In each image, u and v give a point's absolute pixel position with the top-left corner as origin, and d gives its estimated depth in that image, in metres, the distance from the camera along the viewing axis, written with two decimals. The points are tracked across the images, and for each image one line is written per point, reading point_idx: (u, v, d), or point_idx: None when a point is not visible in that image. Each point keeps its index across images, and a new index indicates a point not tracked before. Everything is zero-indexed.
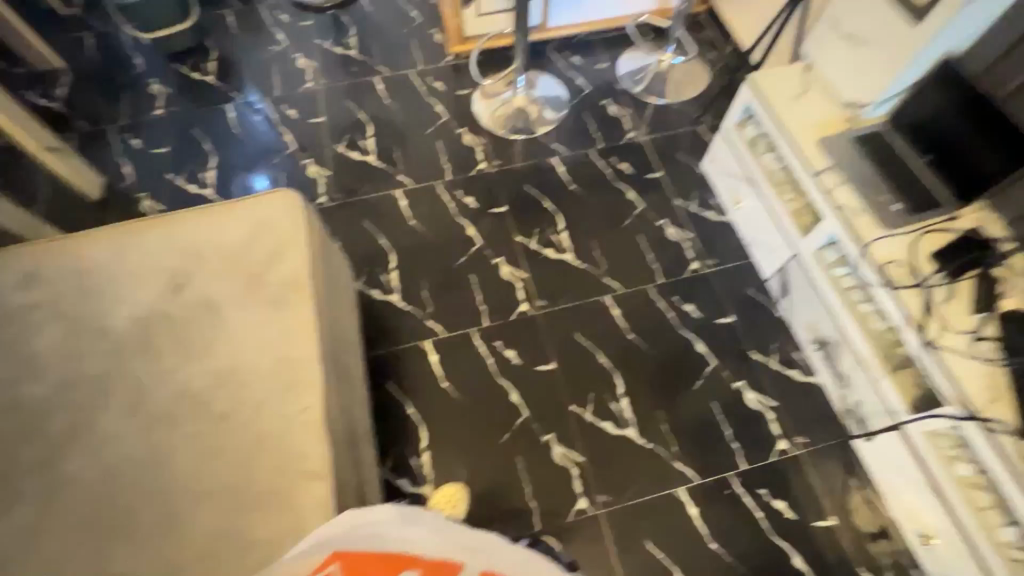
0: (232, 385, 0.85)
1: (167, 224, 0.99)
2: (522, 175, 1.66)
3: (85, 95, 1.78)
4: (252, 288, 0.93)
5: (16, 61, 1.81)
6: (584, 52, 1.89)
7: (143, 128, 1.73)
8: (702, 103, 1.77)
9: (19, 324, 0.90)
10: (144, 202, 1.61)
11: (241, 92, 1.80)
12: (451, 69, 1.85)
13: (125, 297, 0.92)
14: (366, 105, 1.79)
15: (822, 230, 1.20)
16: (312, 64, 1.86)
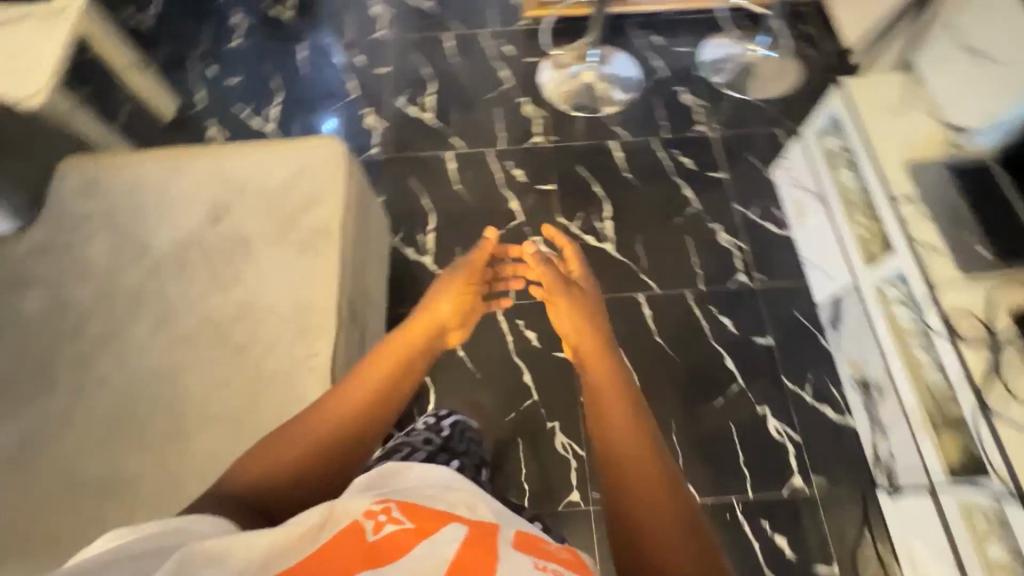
0: (251, 319, 0.89)
1: (217, 155, 1.02)
2: (577, 154, 1.59)
3: (173, 18, 1.85)
4: (285, 228, 0.95)
5: None
6: (666, 31, 1.77)
7: (220, 57, 1.79)
8: (786, 104, 1.63)
9: (74, 230, 0.96)
10: (211, 129, 1.67)
11: (315, 32, 1.82)
12: (523, 34, 1.79)
13: (171, 219, 0.96)
14: (432, 61, 1.76)
15: (890, 264, 1.09)
16: (387, 13, 1.84)
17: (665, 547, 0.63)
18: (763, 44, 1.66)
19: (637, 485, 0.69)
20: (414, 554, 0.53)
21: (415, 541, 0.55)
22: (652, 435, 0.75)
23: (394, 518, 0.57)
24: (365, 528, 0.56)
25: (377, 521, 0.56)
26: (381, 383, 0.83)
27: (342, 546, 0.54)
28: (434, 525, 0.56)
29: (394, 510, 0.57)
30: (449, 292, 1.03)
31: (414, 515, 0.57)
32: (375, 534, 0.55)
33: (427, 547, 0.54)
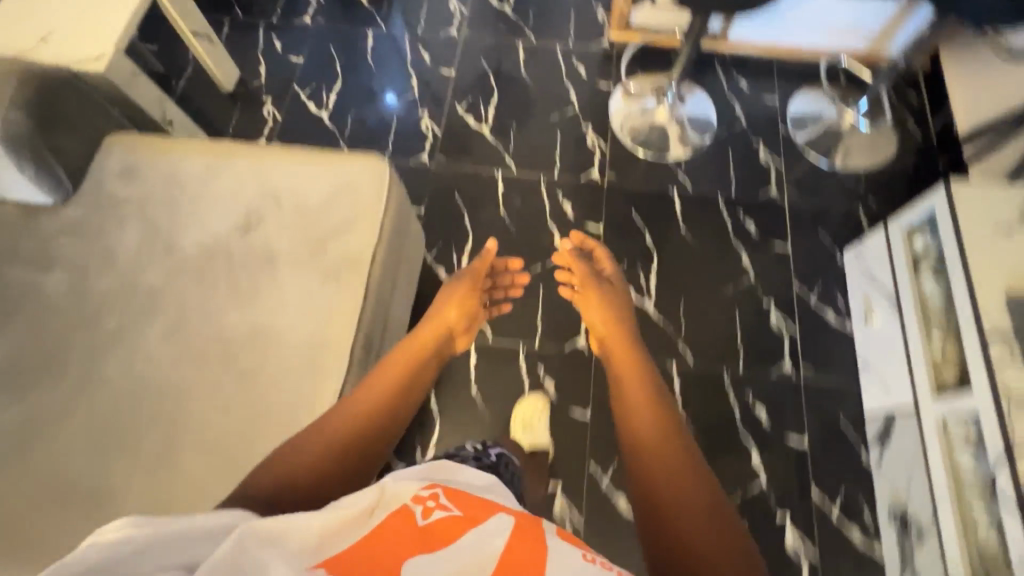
0: (264, 344, 0.85)
1: (260, 159, 0.98)
2: (633, 197, 1.49)
3: None
4: (313, 252, 0.90)
5: None
6: (755, 77, 1.62)
7: (288, 31, 1.75)
8: (874, 181, 1.47)
9: (108, 215, 0.94)
10: (267, 107, 1.64)
11: (387, 20, 1.76)
12: (601, 56, 1.68)
13: (203, 221, 0.93)
14: (501, 70, 1.67)
15: (964, 402, 0.97)
16: (463, 10, 1.76)
17: (688, 529, 0.66)
18: (861, 111, 1.51)
19: (657, 466, 0.73)
20: (466, 538, 0.53)
21: (466, 525, 0.54)
22: (676, 427, 0.79)
23: (442, 505, 0.57)
24: (414, 514, 0.55)
25: (425, 507, 0.56)
26: (399, 376, 0.84)
27: (395, 530, 0.53)
28: (482, 512, 0.57)
29: (441, 496, 0.58)
30: (455, 298, 1.08)
31: (462, 502, 0.58)
32: (424, 520, 0.55)
33: (477, 530, 0.53)
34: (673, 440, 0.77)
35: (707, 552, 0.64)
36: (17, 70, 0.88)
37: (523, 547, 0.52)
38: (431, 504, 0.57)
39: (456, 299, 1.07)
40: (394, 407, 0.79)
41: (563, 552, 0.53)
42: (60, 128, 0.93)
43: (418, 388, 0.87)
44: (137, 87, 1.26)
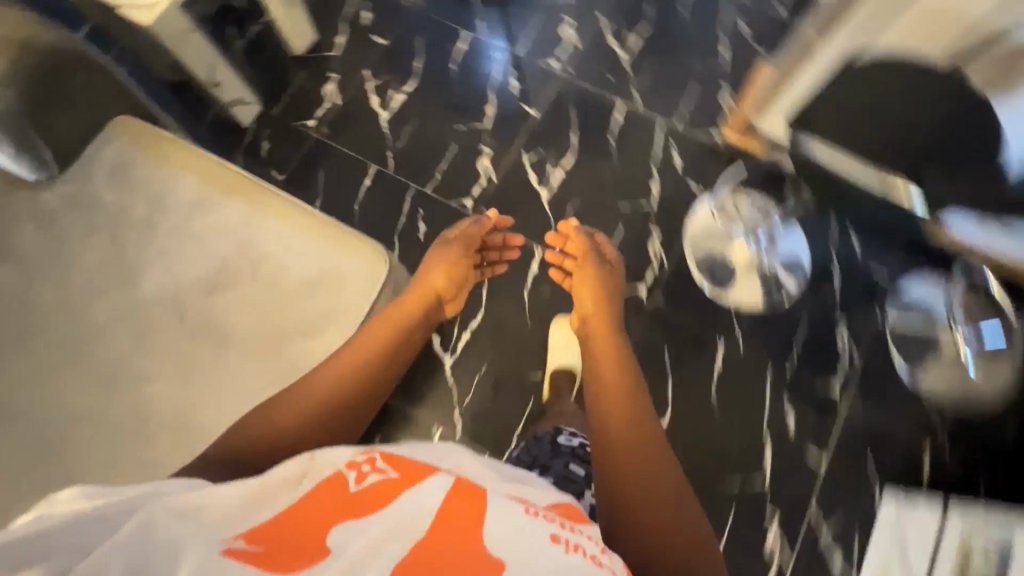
0: (180, 435, 0.77)
1: (253, 205, 0.85)
2: (671, 333, 1.30)
3: None
4: (267, 349, 0.80)
5: None
6: (876, 236, 1.33)
7: (382, 3, 1.56)
8: (956, 422, 1.22)
9: (80, 219, 0.85)
10: (329, 85, 1.49)
11: (489, 26, 1.55)
12: (705, 151, 1.43)
13: (168, 262, 0.82)
14: (588, 129, 1.46)
15: None
16: (574, 42, 1.52)
17: (648, 519, 0.70)
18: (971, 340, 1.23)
19: (628, 458, 0.75)
20: (400, 501, 0.55)
21: (400, 488, 0.56)
22: (648, 418, 0.81)
23: (377, 468, 0.59)
24: (348, 478, 0.57)
25: (359, 471, 0.58)
26: (385, 337, 0.79)
27: (328, 494, 0.56)
28: (420, 478, 0.58)
29: (379, 460, 0.59)
30: (444, 261, 0.98)
31: (398, 466, 0.59)
32: (354, 485, 0.57)
33: (412, 498, 0.55)
34: (638, 431, 0.79)
35: (665, 543, 0.68)
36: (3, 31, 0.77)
37: (456, 513, 0.55)
38: (365, 468, 0.59)
39: (445, 262, 0.97)
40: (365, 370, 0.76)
41: (510, 520, 0.55)
42: (56, 104, 0.82)
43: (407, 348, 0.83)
44: (187, 45, 1.14)
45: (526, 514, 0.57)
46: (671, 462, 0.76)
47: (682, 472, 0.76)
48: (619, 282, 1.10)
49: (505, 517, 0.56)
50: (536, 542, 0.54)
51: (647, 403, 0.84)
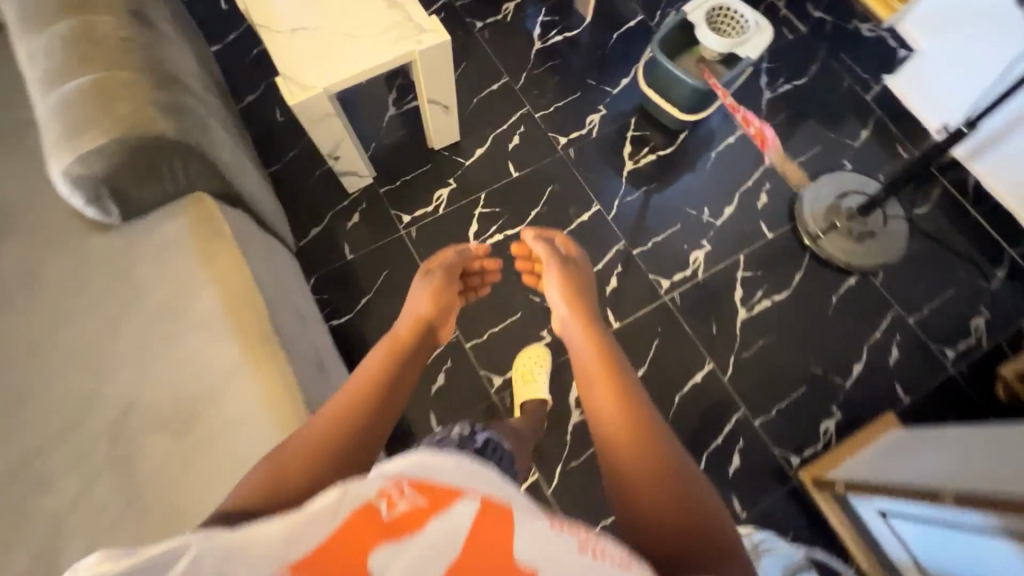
0: (39, 560, 0.70)
1: (251, 356, 0.81)
2: None
3: (556, 67, 1.61)
4: (157, 521, 0.72)
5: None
6: None
7: (536, 138, 1.51)
8: None
9: (107, 280, 0.84)
10: (442, 191, 1.45)
11: (623, 211, 1.44)
12: (767, 470, 1.23)
13: (147, 370, 0.79)
14: (660, 373, 1.31)
15: None
16: (699, 274, 1.38)
17: (649, 506, 0.57)
18: None
19: (656, 502, 0.57)
20: (432, 533, 0.36)
21: (436, 516, 0.37)
22: (621, 380, 0.71)
23: (405, 490, 0.39)
24: (376, 504, 0.38)
25: (388, 495, 0.39)
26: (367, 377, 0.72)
27: (357, 528, 0.37)
28: (457, 496, 0.39)
29: (406, 481, 0.40)
30: (434, 286, 0.98)
31: (425, 484, 0.39)
32: (385, 512, 0.38)
33: (446, 524, 0.37)
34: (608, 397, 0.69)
35: (690, 537, 0.54)
36: (128, 106, 0.77)
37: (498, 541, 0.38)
38: (392, 488, 0.39)
39: (433, 287, 0.97)
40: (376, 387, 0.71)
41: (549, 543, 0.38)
42: (143, 178, 0.82)
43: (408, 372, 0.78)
44: (323, 125, 1.14)
45: (562, 534, 0.39)
46: (655, 422, 0.65)
47: (682, 446, 0.63)
48: (588, 276, 1.00)
49: (544, 539, 0.38)
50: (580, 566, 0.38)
51: (617, 364, 0.74)
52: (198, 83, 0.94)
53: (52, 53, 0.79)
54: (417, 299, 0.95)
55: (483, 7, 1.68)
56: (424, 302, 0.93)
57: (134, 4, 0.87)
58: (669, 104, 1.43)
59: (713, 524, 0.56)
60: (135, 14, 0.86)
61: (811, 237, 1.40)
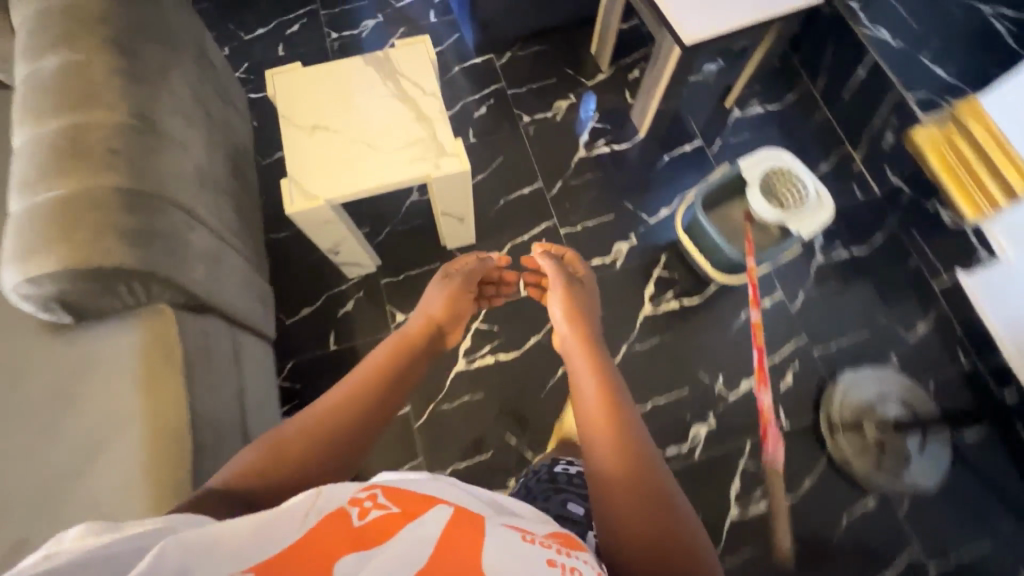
0: None
1: (158, 510, 0.74)
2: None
3: (595, 180, 1.51)
4: None
5: (624, 103, 1.60)
6: None
7: None
8: None
9: (46, 385, 0.81)
10: None
11: (630, 360, 1.32)
12: None
13: (53, 500, 0.75)
14: None
15: None
16: (695, 452, 1.24)
17: (625, 518, 0.58)
18: None
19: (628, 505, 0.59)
20: (397, 536, 0.41)
21: (404, 523, 0.42)
22: (612, 397, 0.71)
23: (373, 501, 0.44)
24: (350, 511, 0.42)
25: (358, 504, 0.44)
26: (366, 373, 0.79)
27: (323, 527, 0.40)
28: (427, 507, 0.44)
29: (377, 492, 0.45)
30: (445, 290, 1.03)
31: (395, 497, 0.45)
32: (357, 518, 0.42)
33: (416, 530, 0.42)
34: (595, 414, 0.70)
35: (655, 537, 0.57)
36: (94, 229, 0.73)
37: (465, 541, 0.42)
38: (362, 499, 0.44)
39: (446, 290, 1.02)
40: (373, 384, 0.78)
41: (507, 546, 0.43)
42: (98, 296, 0.78)
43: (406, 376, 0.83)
44: (323, 227, 1.09)
45: (522, 541, 0.45)
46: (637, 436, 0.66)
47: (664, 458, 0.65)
48: (592, 300, 0.99)
49: (502, 544, 0.43)
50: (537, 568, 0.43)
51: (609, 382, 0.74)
52: (191, 187, 0.90)
53: (38, 153, 0.77)
54: (432, 303, 1.00)
55: (534, 101, 1.61)
56: (437, 305, 0.98)
57: (140, 107, 0.84)
58: (699, 254, 1.32)
59: (692, 542, 0.57)
60: (136, 119, 0.83)
61: (828, 429, 1.25)
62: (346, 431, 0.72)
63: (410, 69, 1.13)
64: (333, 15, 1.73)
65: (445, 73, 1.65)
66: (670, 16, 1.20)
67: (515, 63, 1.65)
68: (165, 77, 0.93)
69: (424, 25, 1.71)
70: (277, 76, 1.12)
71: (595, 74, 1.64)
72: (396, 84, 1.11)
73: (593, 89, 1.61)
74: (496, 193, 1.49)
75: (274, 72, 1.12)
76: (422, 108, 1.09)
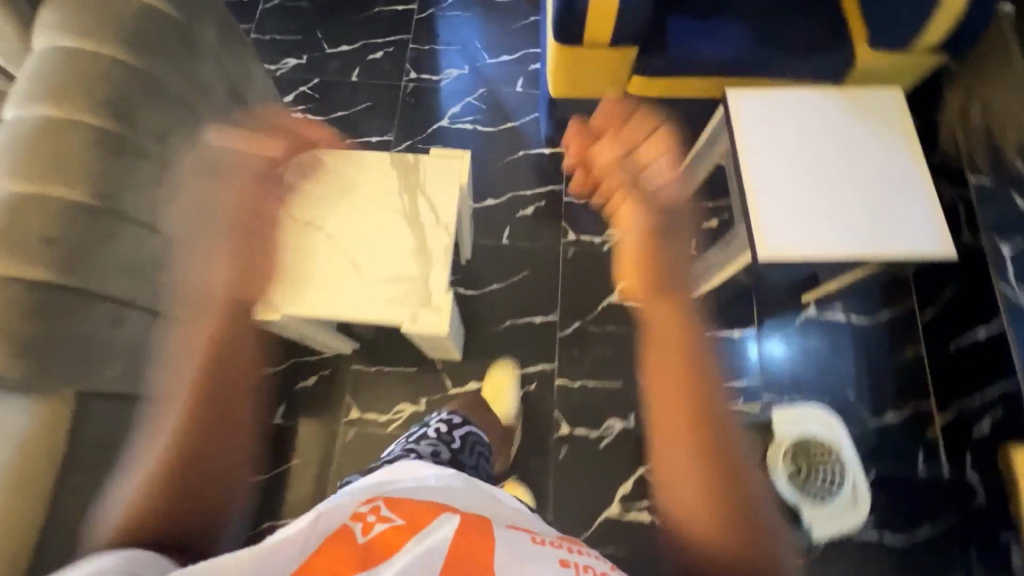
0: None
1: None
2: None
3: (618, 334, 1.32)
4: None
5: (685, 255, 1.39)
6: None
7: (541, 408, 1.27)
8: None
9: None
10: (408, 405, 1.26)
11: None
12: None
13: None
14: None
15: None
16: None
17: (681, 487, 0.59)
18: None
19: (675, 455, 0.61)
20: (410, 552, 0.43)
21: (408, 537, 0.45)
22: (682, 318, 0.70)
23: (382, 513, 0.47)
24: (352, 529, 0.46)
25: (364, 522, 0.46)
26: (207, 383, 0.72)
27: (327, 553, 0.44)
28: (430, 517, 0.47)
29: (382, 507, 0.48)
30: (224, 287, 0.88)
31: (400, 505, 0.49)
32: (361, 537, 0.46)
33: (427, 545, 0.44)
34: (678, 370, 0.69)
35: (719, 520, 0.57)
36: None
37: (472, 550, 0.44)
38: (369, 513, 0.47)
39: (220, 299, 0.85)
40: (207, 383, 0.73)
41: (517, 552, 0.46)
42: None
43: (222, 363, 0.76)
44: (287, 326, 1.00)
45: (533, 545, 0.48)
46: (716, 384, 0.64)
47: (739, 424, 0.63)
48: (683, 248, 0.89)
49: (511, 549, 0.46)
50: (543, 567, 0.45)
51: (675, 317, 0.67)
52: (142, 274, 0.83)
53: None
54: (217, 294, 0.87)
55: (587, 218, 1.43)
56: (219, 290, 0.87)
57: (107, 188, 0.78)
58: None
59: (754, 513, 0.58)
60: (95, 203, 0.77)
61: None
62: (197, 435, 0.68)
63: (434, 187, 1.00)
64: (420, 53, 1.61)
65: (506, 153, 1.50)
66: (753, 215, 1.01)
67: None
68: (161, 146, 0.86)
69: (506, 93, 1.56)
70: (296, 148, 1.03)
71: None
72: (412, 200, 0.99)
73: None
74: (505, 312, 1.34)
75: (296, 142, 1.03)
76: (427, 240, 0.96)
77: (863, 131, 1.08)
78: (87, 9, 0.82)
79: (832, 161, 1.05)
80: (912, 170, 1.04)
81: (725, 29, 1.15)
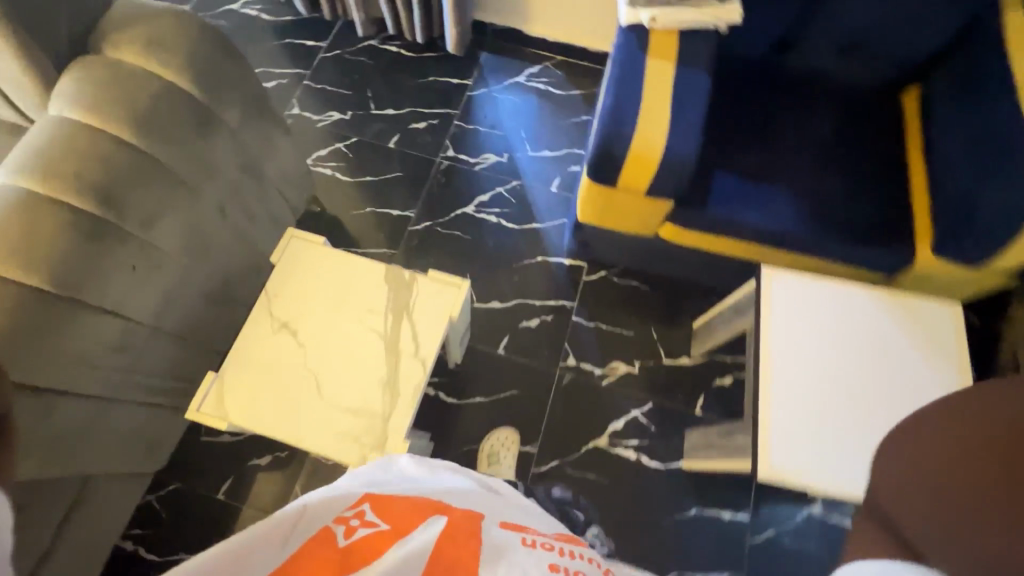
0: None
1: None
2: None
3: (597, 483, 1.21)
4: None
5: (689, 410, 1.27)
6: None
7: None
8: None
9: None
10: None
11: None
12: None
13: None
14: None
15: None
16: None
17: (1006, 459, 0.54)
18: None
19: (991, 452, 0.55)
20: (390, 552, 0.46)
21: (392, 537, 0.48)
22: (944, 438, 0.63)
23: (366, 520, 0.51)
24: (335, 532, 0.49)
25: (347, 527, 0.50)
26: None
27: (312, 553, 0.46)
28: (416, 520, 0.51)
29: (367, 513, 0.52)
30: None
31: (385, 512, 0.52)
32: (344, 539, 0.48)
33: (407, 546, 0.47)
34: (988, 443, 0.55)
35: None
36: None
37: (453, 547, 0.48)
38: (353, 521, 0.51)
39: None
40: None
41: (499, 554, 0.49)
42: None
43: None
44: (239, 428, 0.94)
45: (525, 546, 0.52)
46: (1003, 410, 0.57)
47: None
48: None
49: (497, 547, 0.50)
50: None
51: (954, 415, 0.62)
52: (88, 361, 0.79)
53: None
54: None
55: (592, 344, 1.33)
56: None
57: (72, 274, 0.74)
58: None
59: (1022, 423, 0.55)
60: (52, 292, 0.73)
61: None
62: None
63: (423, 314, 0.93)
64: (463, 132, 1.58)
65: (525, 255, 1.43)
66: (761, 422, 0.90)
67: (603, 288, 1.38)
68: (144, 232, 0.82)
69: (539, 191, 1.50)
70: (295, 238, 0.98)
71: (679, 353, 1.32)
72: (396, 323, 0.92)
73: (664, 373, 1.30)
74: (482, 430, 1.25)
75: (295, 232, 0.99)
76: (400, 374, 0.89)
77: (906, 347, 0.96)
78: (106, 83, 0.81)
79: (864, 372, 0.94)
80: (945, 380, 0.93)
81: (774, 198, 1.07)
